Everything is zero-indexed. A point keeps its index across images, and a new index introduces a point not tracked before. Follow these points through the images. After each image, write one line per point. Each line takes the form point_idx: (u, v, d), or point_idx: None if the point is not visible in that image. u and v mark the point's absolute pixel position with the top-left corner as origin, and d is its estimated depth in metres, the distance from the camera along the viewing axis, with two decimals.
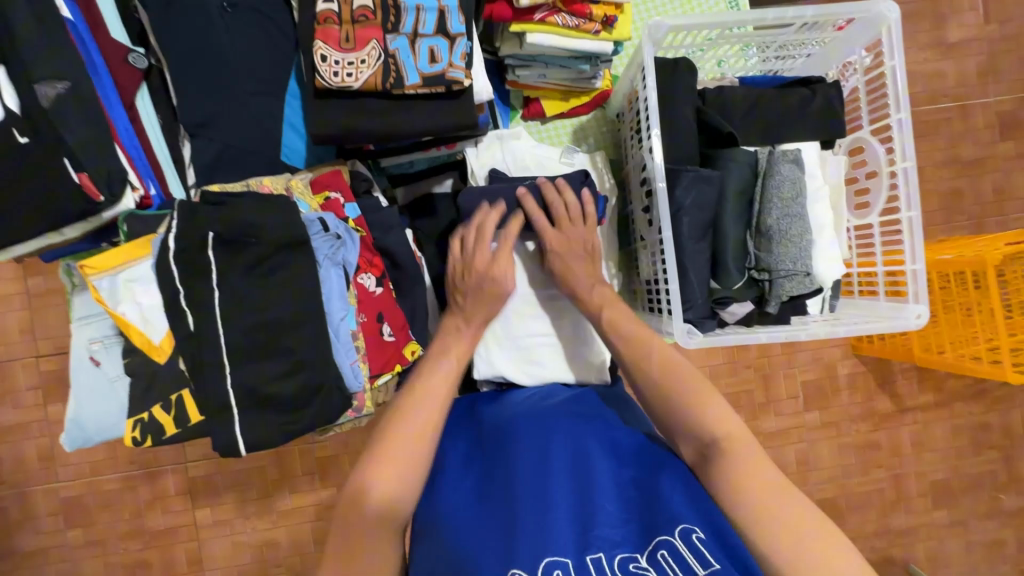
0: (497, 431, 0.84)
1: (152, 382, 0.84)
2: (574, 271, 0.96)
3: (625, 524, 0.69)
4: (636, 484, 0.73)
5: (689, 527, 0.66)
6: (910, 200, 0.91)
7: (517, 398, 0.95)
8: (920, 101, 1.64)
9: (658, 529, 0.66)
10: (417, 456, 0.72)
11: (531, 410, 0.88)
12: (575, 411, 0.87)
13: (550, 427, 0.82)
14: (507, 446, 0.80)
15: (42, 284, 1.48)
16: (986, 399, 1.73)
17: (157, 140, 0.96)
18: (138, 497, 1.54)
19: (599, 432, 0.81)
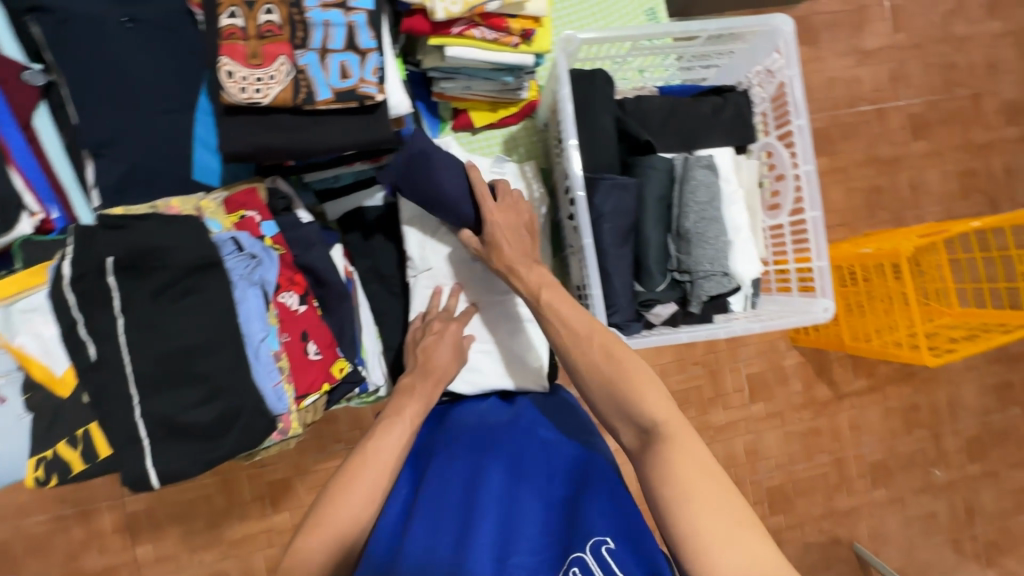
0: (440, 454, 0.88)
1: (59, 415, 0.79)
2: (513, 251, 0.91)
3: (544, 547, 0.71)
4: (562, 509, 0.76)
5: (601, 539, 0.69)
6: (813, 201, 0.97)
7: (464, 416, 0.98)
8: (840, 105, 1.75)
9: (572, 548, 0.70)
10: (374, 488, 0.78)
11: (476, 429, 0.92)
12: (517, 430, 0.91)
13: (488, 449, 0.85)
14: (446, 469, 0.83)
15: None
16: (914, 381, 1.84)
17: (59, 161, 0.90)
18: (71, 538, 1.44)
19: (535, 454, 0.85)
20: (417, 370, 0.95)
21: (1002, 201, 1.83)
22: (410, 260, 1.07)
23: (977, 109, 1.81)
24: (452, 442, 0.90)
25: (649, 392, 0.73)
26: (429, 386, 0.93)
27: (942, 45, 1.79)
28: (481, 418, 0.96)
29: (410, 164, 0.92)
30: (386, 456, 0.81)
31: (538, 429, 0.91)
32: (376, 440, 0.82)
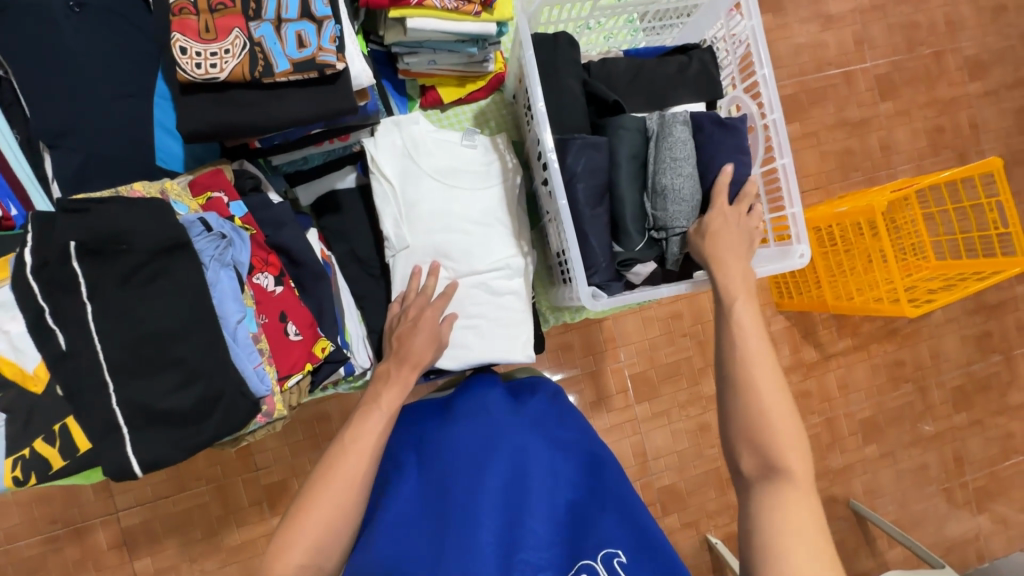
0: (441, 447, 0.84)
1: (33, 414, 0.77)
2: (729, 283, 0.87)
3: (551, 546, 0.73)
4: (569, 508, 0.77)
5: (612, 552, 0.72)
6: (782, 148, 0.97)
7: (469, 394, 0.91)
8: (808, 70, 1.76)
9: (582, 554, 0.72)
10: (356, 473, 0.77)
11: (477, 416, 0.86)
12: (523, 415, 0.86)
13: (492, 449, 0.81)
14: (448, 469, 0.81)
15: None
16: (897, 337, 1.88)
17: (13, 155, 0.87)
18: (65, 558, 1.41)
19: (543, 454, 0.81)
20: (394, 358, 0.91)
21: (970, 155, 1.86)
22: (387, 239, 1.05)
23: (940, 67, 1.84)
24: (452, 434, 0.84)
25: (790, 445, 0.72)
26: (405, 373, 0.89)
27: (903, 6, 1.82)
28: (484, 405, 0.88)
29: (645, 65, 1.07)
30: (363, 444, 0.79)
31: (544, 424, 0.85)
32: (357, 435, 0.80)
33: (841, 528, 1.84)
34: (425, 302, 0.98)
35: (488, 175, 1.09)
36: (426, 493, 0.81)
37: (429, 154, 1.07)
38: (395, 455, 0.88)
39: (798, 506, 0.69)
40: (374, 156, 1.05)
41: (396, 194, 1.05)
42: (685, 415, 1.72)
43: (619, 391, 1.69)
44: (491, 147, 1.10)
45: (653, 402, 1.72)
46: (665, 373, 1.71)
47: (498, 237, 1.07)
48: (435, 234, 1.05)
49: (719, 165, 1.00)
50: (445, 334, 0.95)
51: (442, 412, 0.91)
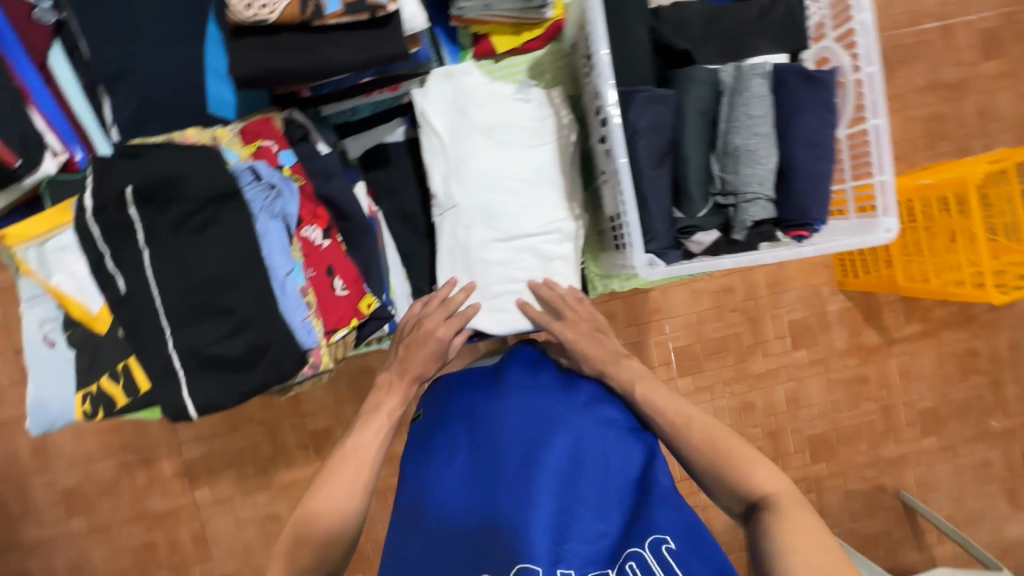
0: (491, 417, 0.80)
1: (99, 351, 0.80)
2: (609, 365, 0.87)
3: (601, 538, 0.68)
4: (622, 499, 0.72)
5: (660, 538, 0.67)
6: (876, 106, 0.86)
7: (515, 372, 0.87)
8: (901, 23, 1.56)
9: (630, 541, 0.67)
10: (354, 485, 0.77)
11: (528, 389, 0.84)
12: (574, 400, 0.82)
13: (547, 425, 0.78)
14: (499, 439, 0.78)
15: (11, 279, 1.44)
16: (972, 325, 1.72)
17: (77, 100, 0.88)
18: (134, 482, 1.53)
19: (597, 433, 0.78)
20: (395, 368, 0.92)
21: None
22: (435, 198, 1.02)
23: None
24: (508, 407, 0.81)
25: (758, 463, 0.71)
26: (404, 385, 0.91)
27: None
28: (537, 378, 0.86)
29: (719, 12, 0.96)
30: (365, 452, 0.81)
31: (598, 403, 0.83)
32: (354, 441, 0.82)
33: (887, 518, 1.75)
34: (440, 320, 0.94)
35: (544, 133, 1.03)
36: (474, 463, 0.77)
37: (481, 108, 1.02)
38: (441, 425, 0.84)
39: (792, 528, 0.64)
40: (424, 109, 1.00)
41: (446, 148, 1.01)
42: (730, 392, 1.65)
43: (661, 363, 1.63)
44: (547, 101, 1.03)
45: (697, 377, 1.66)
46: (711, 348, 1.64)
47: (550, 199, 1.02)
48: (483, 192, 1.00)
49: (799, 123, 0.90)
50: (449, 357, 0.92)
51: (492, 379, 0.87)
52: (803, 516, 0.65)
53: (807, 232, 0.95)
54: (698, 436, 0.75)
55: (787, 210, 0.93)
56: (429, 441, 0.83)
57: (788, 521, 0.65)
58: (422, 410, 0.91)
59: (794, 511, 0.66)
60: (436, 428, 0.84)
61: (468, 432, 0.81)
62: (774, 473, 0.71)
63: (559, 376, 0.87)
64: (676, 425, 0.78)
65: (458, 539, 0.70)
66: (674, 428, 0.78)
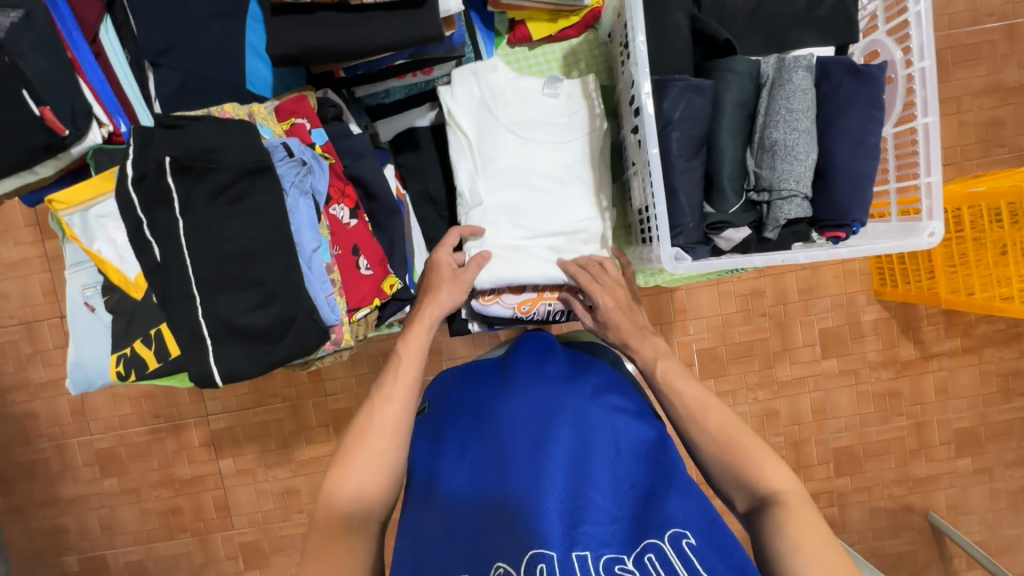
0: (499, 405, 0.81)
1: (134, 316, 0.84)
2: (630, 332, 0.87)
3: (615, 521, 0.66)
4: (632, 482, 0.71)
5: (679, 532, 0.64)
6: (927, 104, 0.82)
7: (521, 362, 0.88)
8: (961, 22, 1.48)
9: (647, 533, 0.64)
10: (391, 438, 0.71)
11: (535, 375, 0.85)
12: (583, 389, 0.83)
13: (552, 412, 0.79)
14: (507, 424, 0.78)
15: (59, 247, 1.51)
16: (1019, 345, 1.63)
17: (122, 73, 0.92)
18: (165, 448, 1.60)
19: (603, 420, 0.78)
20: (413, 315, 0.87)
21: None
22: (462, 196, 1.02)
23: None
24: (516, 396, 0.82)
25: (765, 457, 0.68)
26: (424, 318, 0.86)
27: None
28: (543, 366, 0.87)
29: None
30: (398, 391, 0.75)
31: (605, 390, 0.83)
32: (391, 382, 0.76)
33: (912, 539, 1.69)
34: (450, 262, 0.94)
35: (577, 130, 1.02)
36: (482, 446, 0.77)
37: (509, 106, 1.01)
38: (451, 418, 0.84)
39: (805, 534, 0.61)
40: (450, 109, 1.00)
41: (472, 147, 1.01)
42: (753, 398, 1.61)
43: (683, 364, 1.61)
44: (581, 94, 1.02)
45: (720, 380, 1.62)
46: (737, 352, 1.60)
47: (577, 193, 1.01)
48: (509, 190, 1.00)
49: (842, 119, 0.87)
50: (467, 277, 0.91)
51: (498, 377, 0.89)
52: (808, 515, 0.63)
53: (844, 234, 0.91)
54: (712, 428, 0.72)
55: (823, 211, 0.90)
56: (439, 431, 0.84)
57: (794, 520, 0.62)
58: (429, 403, 0.92)
59: (799, 508, 0.63)
60: (445, 419, 0.85)
61: (475, 421, 0.81)
62: (785, 470, 0.67)
63: (569, 363, 0.89)
64: (689, 413, 0.74)
65: (468, 520, 0.69)
66: (688, 417, 0.74)
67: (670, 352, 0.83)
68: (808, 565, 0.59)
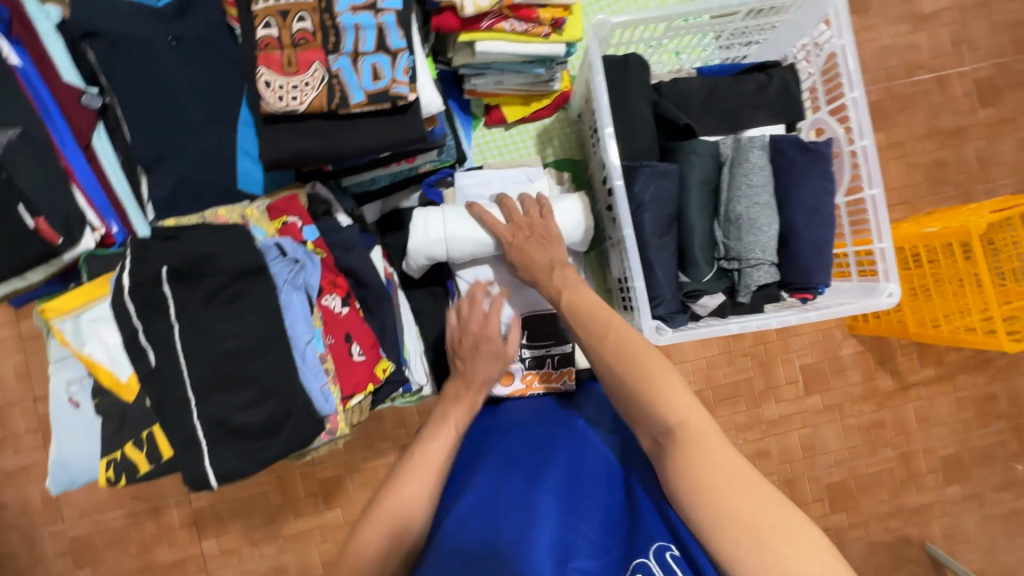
0: (493, 447, 0.83)
1: (125, 417, 0.83)
2: (531, 256, 0.90)
3: (607, 551, 0.68)
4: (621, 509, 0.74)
5: (663, 546, 0.67)
6: (872, 178, 0.91)
7: (512, 415, 0.92)
8: (897, 74, 1.62)
9: (634, 552, 0.67)
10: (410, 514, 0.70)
11: (529, 422, 0.89)
12: (568, 424, 0.86)
13: (549, 450, 0.80)
14: (501, 462, 0.79)
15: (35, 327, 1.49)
16: (989, 369, 1.70)
17: (116, 177, 0.96)
18: (143, 532, 1.53)
19: (591, 452, 0.80)
20: (458, 379, 0.90)
21: None
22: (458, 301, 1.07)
23: None
24: (509, 438, 0.85)
25: (671, 387, 0.68)
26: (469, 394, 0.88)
27: (1012, 3, 1.63)
28: (531, 412, 0.92)
29: (717, 86, 1.02)
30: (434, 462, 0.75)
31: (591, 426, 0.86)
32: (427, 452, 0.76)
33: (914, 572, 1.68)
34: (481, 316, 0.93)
35: None
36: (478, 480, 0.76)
37: None
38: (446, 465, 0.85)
39: (713, 468, 0.61)
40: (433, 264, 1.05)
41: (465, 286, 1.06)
42: (744, 439, 1.63)
43: None
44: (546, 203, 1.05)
45: None
46: (723, 394, 1.64)
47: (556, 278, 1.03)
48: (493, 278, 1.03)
49: (799, 191, 0.93)
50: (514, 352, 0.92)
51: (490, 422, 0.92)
52: (716, 446, 0.63)
53: (811, 295, 0.97)
54: (621, 368, 0.71)
55: (790, 274, 0.96)
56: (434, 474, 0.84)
57: (700, 459, 0.61)
58: None
59: (710, 444, 0.63)
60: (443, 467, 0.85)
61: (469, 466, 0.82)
62: (690, 399, 0.67)
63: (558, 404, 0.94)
64: (603, 363, 0.74)
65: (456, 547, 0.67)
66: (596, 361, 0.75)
67: (578, 283, 0.85)
68: (716, 496, 0.59)
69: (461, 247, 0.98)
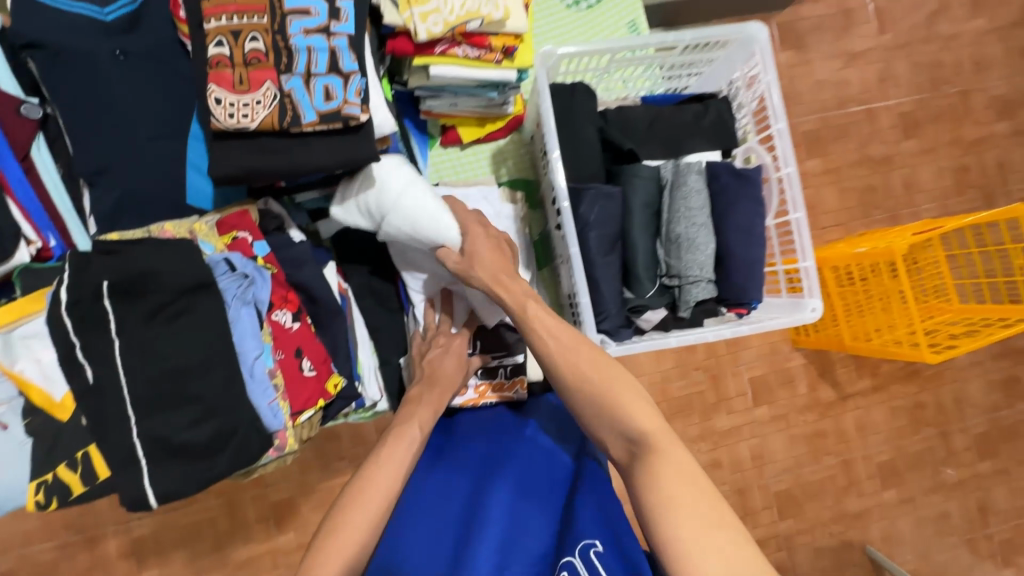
0: (452, 460, 0.91)
1: (59, 438, 0.80)
2: (484, 258, 0.89)
3: (541, 557, 0.76)
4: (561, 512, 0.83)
5: (590, 543, 0.76)
6: (796, 203, 0.99)
7: (468, 424, 1.00)
8: (830, 106, 1.76)
9: (564, 552, 0.76)
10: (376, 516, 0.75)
11: (483, 432, 0.97)
12: (520, 432, 0.94)
13: (502, 460, 0.88)
14: (454, 475, 0.88)
15: None
16: (919, 379, 1.83)
17: (55, 188, 0.93)
18: (76, 565, 1.44)
19: (539, 459, 0.89)
20: (423, 382, 0.96)
21: (997, 196, 1.82)
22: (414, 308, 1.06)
23: (967, 106, 1.82)
24: (466, 449, 0.93)
25: (636, 400, 0.74)
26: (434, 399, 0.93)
27: (928, 44, 1.80)
28: (487, 422, 1.00)
29: (660, 113, 1.10)
30: (397, 462, 0.81)
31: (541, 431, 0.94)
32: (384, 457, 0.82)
33: None
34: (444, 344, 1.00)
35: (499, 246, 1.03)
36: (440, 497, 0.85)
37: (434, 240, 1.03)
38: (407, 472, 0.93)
39: (679, 476, 0.67)
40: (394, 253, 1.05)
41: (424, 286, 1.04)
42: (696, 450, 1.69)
43: None
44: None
45: None
46: (677, 407, 1.70)
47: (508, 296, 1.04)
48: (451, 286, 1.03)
49: (732, 213, 1.01)
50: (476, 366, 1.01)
51: (448, 432, 0.99)
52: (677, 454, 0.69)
53: (744, 310, 1.04)
54: (595, 381, 0.76)
55: (726, 290, 1.03)
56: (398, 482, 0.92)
57: (664, 464, 0.68)
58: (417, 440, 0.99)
59: (672, 451, 0.69)
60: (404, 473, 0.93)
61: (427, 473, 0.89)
62: (651, 411, 0.74)
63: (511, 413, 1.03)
64: (572, 376, 0.78)
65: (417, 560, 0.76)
66: (568, 374, 0.78)
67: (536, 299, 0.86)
68: (678, 501, 0.65)
69: (414, 220, 0.91)
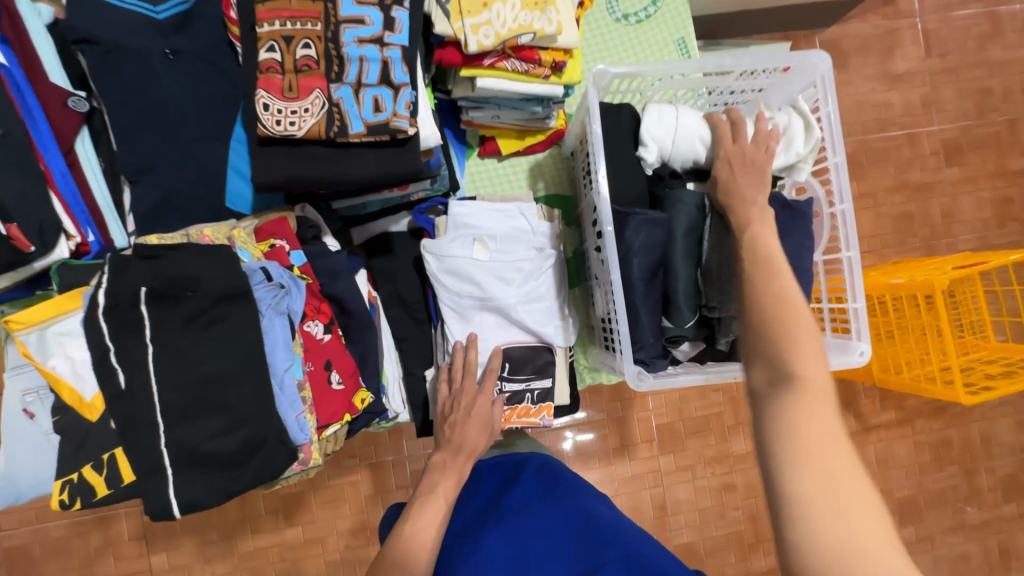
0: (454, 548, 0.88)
1: (87, 438, 0.79)
2: (734, 183, 0.88)
3: None
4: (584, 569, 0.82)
5: None
6: (849, 240, 0.95)
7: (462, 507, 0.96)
8: (870, 129, 1.70)
9: None
10: None
11: (478, 507, 0.94)
12: (514, 499, 0.91)
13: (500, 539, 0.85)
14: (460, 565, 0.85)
15: None
16: (945, 415, 1.76)
17: (96, 183, 0.92)
18: (87, 544, 1.45)
19: (534, 526, 0.86)
20: (448, 448, 0.94)
21: None
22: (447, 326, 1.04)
23: (1014, 135, 1.75)
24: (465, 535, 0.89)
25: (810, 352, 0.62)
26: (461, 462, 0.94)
27: (976, 69, 1.73)
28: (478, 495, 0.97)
29: None
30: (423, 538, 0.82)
31: (532, 496, 0.91)
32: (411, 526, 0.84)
33: None
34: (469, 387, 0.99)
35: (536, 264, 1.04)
36: None
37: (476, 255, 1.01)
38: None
39: (824, 433, 0.57)
40: (433, 266, 1.01)
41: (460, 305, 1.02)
42: (711, 473, 1.64)
43: (643, 440, 1.62)
44: (534, 272, 1.03)
45: (679, 455, 1.65)
46: (694, 427, 1.65)
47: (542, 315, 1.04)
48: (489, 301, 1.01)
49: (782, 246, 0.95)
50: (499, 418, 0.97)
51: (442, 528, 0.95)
52: (827, 416, 0.59)
53: None
54: (772, 303, 0.67)
55: None
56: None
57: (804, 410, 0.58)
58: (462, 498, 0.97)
59: (819, 407, 0.59)
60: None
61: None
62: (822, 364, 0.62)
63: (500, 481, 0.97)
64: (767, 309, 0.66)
65: None
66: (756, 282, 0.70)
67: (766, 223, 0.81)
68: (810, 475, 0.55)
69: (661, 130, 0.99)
